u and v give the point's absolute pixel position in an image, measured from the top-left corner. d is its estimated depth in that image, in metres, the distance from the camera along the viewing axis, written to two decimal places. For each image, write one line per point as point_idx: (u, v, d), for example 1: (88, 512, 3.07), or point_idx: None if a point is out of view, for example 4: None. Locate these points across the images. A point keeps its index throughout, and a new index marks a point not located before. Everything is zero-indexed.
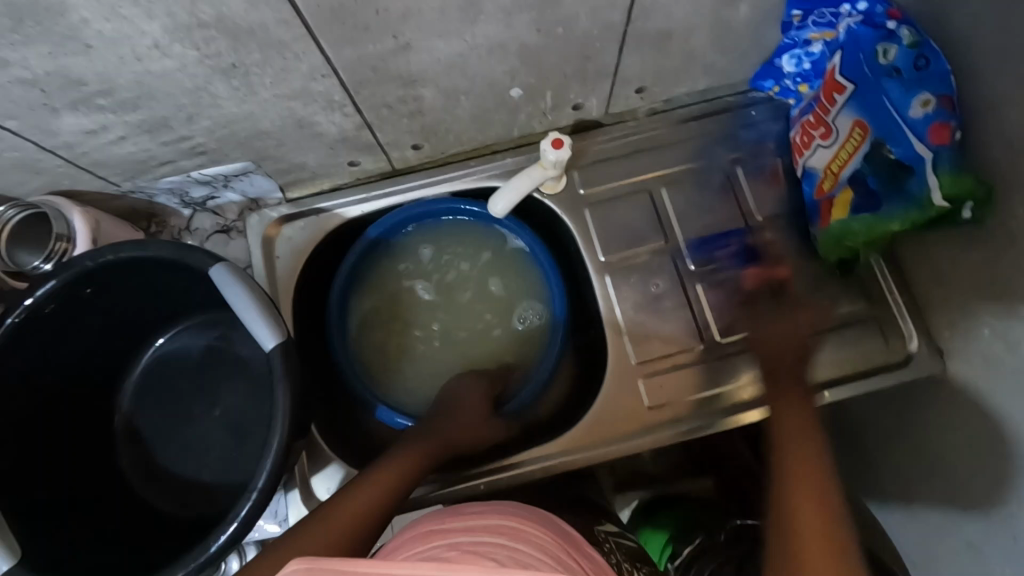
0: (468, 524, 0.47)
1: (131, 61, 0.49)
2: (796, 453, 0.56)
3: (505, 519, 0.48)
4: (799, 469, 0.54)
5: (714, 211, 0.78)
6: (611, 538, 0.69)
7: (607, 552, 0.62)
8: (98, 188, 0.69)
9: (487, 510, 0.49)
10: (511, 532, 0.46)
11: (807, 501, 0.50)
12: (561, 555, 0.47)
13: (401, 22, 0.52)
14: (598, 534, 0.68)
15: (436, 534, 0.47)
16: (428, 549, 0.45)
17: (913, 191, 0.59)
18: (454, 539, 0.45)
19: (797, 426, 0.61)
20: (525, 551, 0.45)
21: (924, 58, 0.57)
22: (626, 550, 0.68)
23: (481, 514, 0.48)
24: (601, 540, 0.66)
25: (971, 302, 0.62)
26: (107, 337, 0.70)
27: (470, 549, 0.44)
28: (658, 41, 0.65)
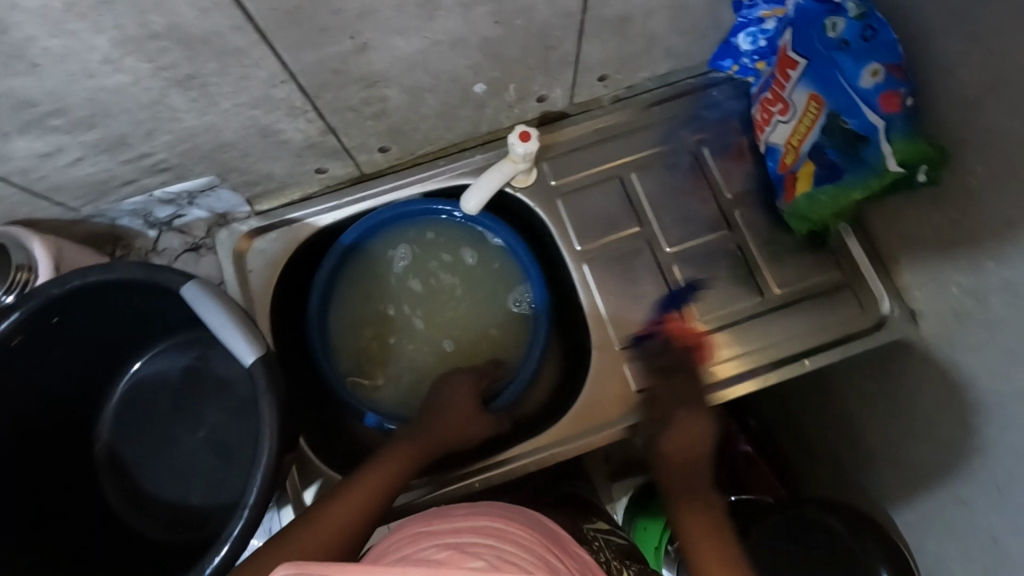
0: (457, 526, 0.47)
1: (82, 78, 0.48)
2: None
3: (492, 521, 0.48)
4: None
5: (684, 191, 0.80)
6: (599, 537, 0.69)
7: (595, 551, 0.62)
8: (57, 214, 0.67)
9: (474, 512, 0.49)
10: (499, 533, 0.46)
11: None
12: (548, 556, 0.47)
13: (359, 22, 0.51)
14: (586, 532, 0.68)
15: (423, 536, 0.47)
16: (416, 551, 0.45)
17: (870, 159, 0.60)
18: (444, 540, 0.45)
19: (708, 549, 0.55)
20: (513, 552, 0.45)
21: (870, 28, 0.59)
22: (614, 547, 0.69)
23: (468, 516, 0.48)
24: (590, 539, 0.66)
25: (941, 260, 0.64)
26: (80, 366, 0.68)
27: (459, 551, 0.43)
28: (617, 27, 0.65)
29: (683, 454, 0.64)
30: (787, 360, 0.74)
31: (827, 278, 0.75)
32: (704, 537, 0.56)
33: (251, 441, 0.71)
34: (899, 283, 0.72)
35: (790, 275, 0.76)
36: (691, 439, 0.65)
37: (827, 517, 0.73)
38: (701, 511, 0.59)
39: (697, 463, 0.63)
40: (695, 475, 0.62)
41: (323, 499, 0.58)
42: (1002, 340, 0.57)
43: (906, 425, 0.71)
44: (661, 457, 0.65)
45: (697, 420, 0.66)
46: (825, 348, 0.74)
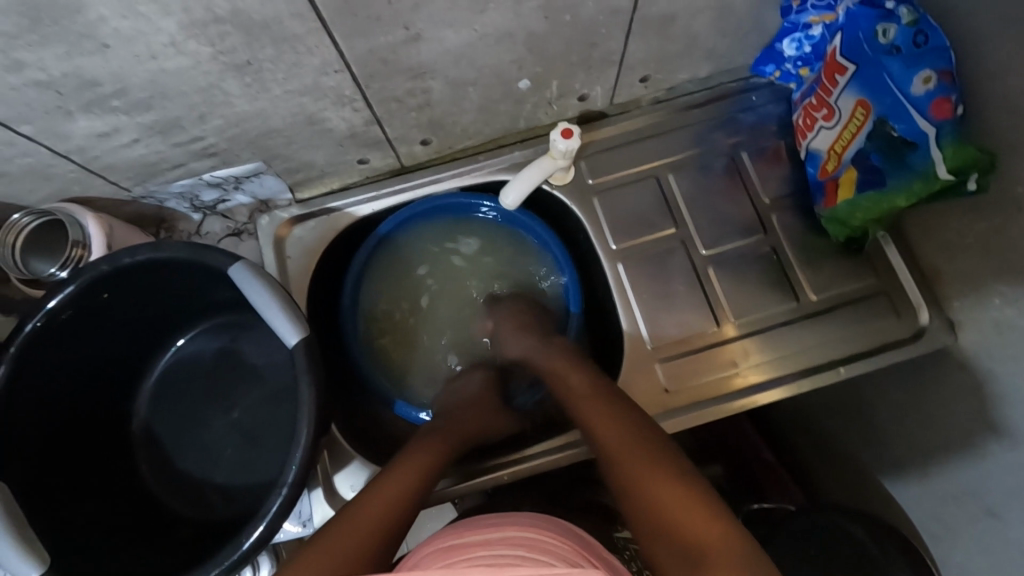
0: (487, 536, 0.49)
1: (146, 59, 0.49)
2: (637, 468, 0.52)
3: (524, 530, 0.49)
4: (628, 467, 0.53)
5: (720, 193, 0.79)
6: (632, 548, 0.69)
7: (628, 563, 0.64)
8: (109, 194, 0.69)
9: (503, 522, 0.50)
10: (530, 543, 0.48)
11: (657, 491, 0.49)
12: (581, 560, 0.48)
13: (413, 12, 0.52)
14: (616, 543, 0.69)
15: (456, 549, 0.49)
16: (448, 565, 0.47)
17: (917, 165, 0.60)
18: (474, 554, 0.47)
19: (626, 437, 0.56)
20: (544, 559, 0.46)
21: (923, 34, 0.58)
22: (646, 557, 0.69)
23: (499, 526, 0.50)
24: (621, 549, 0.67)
25: (982, 271, 0.63)
26: (122, 343, 0.70)
27: (487, 562, 0.45)
28: (662, 26, 0.66)
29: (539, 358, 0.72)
30: (820, 367, 0.74)
31: (863, 287, 0.75)
32: (624, 433, 0.57)
33: (285, 424, 0.72)
34: (940, 294, 0.71)
35: (824, 281, 0.75)
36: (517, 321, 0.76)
37: (853, 527, 0.73)
38: (611, 410, 0.60)
39: (586, 377, 0.66)
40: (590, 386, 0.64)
41: (359, 491, 0.59)
42: None
43: (939, 438, 0.70)
44: (558, 387, 0.67)
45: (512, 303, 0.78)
46: (858, 357, 0.73)
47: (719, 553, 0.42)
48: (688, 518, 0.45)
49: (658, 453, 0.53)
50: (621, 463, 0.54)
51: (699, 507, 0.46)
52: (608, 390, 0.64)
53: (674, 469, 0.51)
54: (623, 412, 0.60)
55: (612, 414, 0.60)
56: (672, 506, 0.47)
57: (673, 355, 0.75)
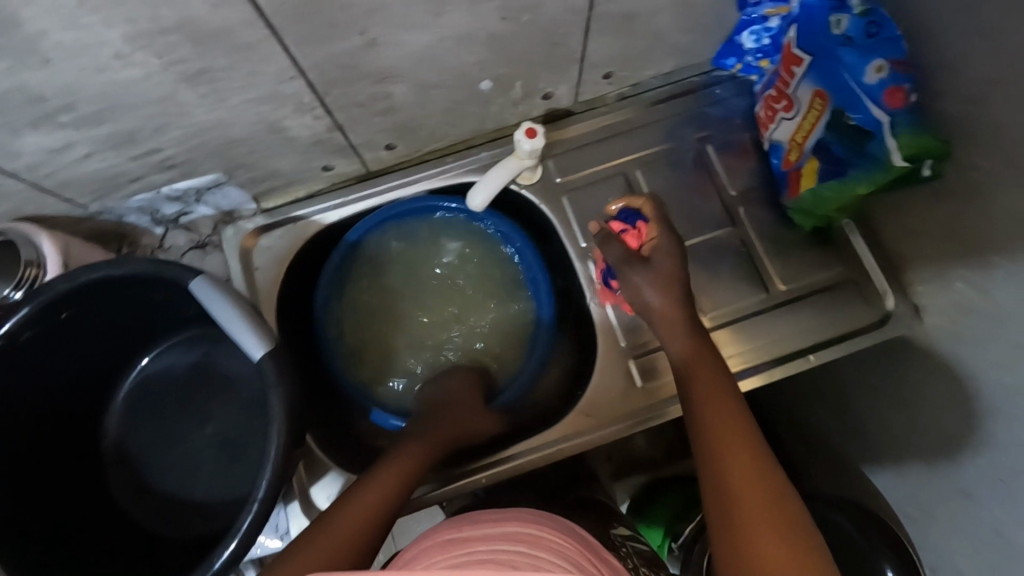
0: (487, 532, 0.48)
1: (94, 72, 0.48)
2: (730, 452, 0.50)
3: (524, 527, 0.48)
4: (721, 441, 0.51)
5: (688, 188, 0.80)
6: (628, 544, 0.69)
7: (622, 558, 0.63)
8: (65, 211, 0.67)
9: (503, 518, 0.49)
10: (531, 540, 0.47)
11: (741, 483, 0.47)
12: (578, 560, 0.48)
13: (368, 17, 0.51)
14: (614, 540, 0.68)
15: (453, 543, 0.47)
16: (448, 560, 0.45)
17: (875, 153, 0.60)
18: (474, 548, 0.45)
19: (729, 416, 0.53)
20: (547, 559, 0.45)
21: (875, 25, 0.59)
22: (639, 552, 0.69)
23: (496, 522, 0.49)
24: (618, 545, 0.67)
25: (944, 255, 0.64)
26: (87, 363, 0.68)
27: (488, 558, 0.44)
28: (623, 23, 0.66)
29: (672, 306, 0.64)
30: (791, 355, 0.75)
31: (831, 276, 0.76)
32: (718, 410, 0.54)
33: (260, 436, 0.71)
34: (904, 280, 0.72)
35: (792, 270, 0.76)
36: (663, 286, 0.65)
37: (832, 514, 0.74)
38: (713, 382, 0.57)
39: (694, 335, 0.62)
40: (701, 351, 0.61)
41: (334, 503, 0.57)
42: (1004, 333, 0.58)
43: (910, 419, 0.71)
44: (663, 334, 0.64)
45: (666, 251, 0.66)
46: (827, 344, 0.75)
47: (778, 557, 0.42)
48: (763, 520, 0.44)
49: (754, 446, 0.51)
50: (713, 437, 0.52)
51: (777, 513, 0.45)
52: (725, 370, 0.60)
53: (765, 472, 0.48)
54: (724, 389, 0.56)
55: (716, 388, 0.57)
56: (750, 501, 0.46)
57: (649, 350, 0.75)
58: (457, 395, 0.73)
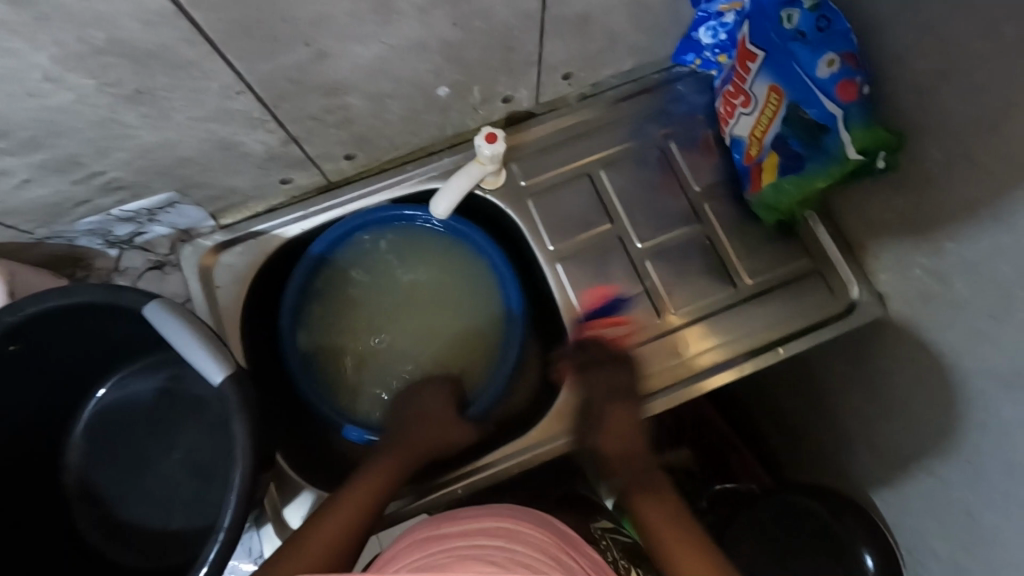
0: (465, 528, 0.50)
1: (25, 97, 0.46)
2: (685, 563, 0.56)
3: (502, 522, 0.50)
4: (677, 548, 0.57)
5: (652, 186, 0.80)
6: (608, 536, 0.71)
7: (602, 551, 0.65)
8: (10, 238, 0.65)
9: (482, 514, 0.51)
10: (508, 534, 0.49)
11: None
12: (557, 554, 0.49)
13: (312, 29, 0.50)
14: (594, 534, 0.70)
15: (434, 540, 0.49)
16: (424, 556, 0.47)
17: (830, 147, 0.61)
18: (452, 544, 0.47)
19: (673, 536, 0.58)
20: (521, 552, 0.47)
21: (824, 19, 0.59)
22: (625, 547, 0.70)
23: (476, 519, 0.51)
24: (598, 538, 0.69)
25: (903, 242, 0.65)
26: (42, 395, 0.66)
27: (467, 553, 0.46)
28: (577, 25, 0.65)
29: (619, 462, 0.67)
30: (762, 348, 0.75)
31: (796, 266, 0.76)
32: (660, 511, 0.61)
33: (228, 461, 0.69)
34: (868, 268, 0.73)
35: (757, 262, 0.77)
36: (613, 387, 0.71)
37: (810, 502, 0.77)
38: (662, 512, 0.61)
39: (640, 469, 0.66)
40: (638, 466, 0.66)
41: (307, 520, 0.57)
42: (963, 319, 0.59)
43: (880, 403, 0.72)
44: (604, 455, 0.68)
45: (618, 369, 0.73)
46: (796, 337, 0.74)
47: None
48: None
49: (702, 559, 0.56)
50: (665, 555, 0.57)
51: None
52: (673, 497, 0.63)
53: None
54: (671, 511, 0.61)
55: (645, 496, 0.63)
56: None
57: (620, 350, 0.75)
58: (432, 405, 0.72)
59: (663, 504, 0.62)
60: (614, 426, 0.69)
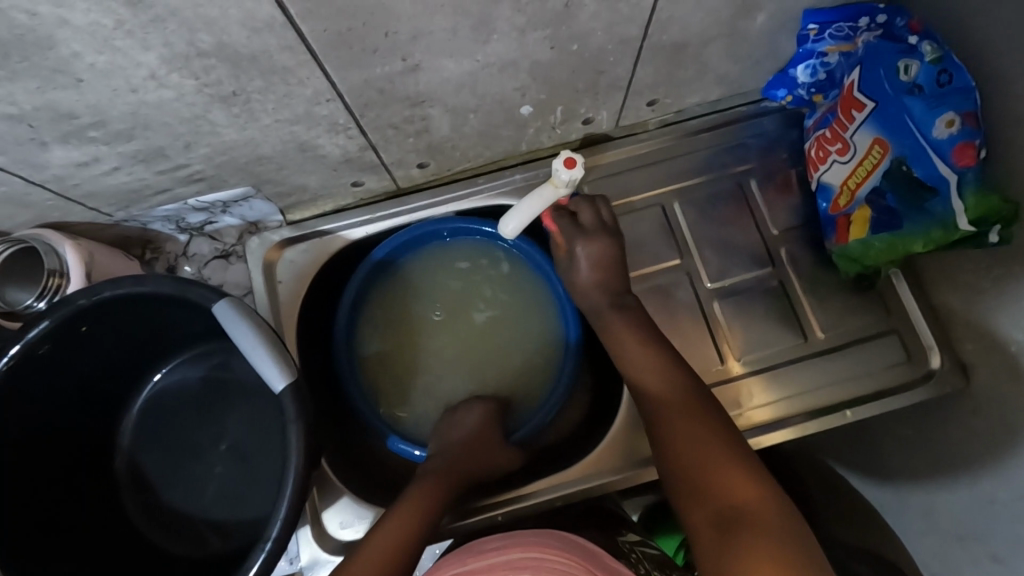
0: (494, 561, 0.51)
1: (125, 93, 0.46)
2: (661, 405, 0.61)
3: (528, 551, 0.51)
4: (652, 385, 0.63)
5: (726, 222, 0.77)
6: (637, 549, 0.67)
7: (634, 564, 0.61)
8: (90, 219, 0.66)
9: (506, 544, 0.52)
10: (536, 564, 0.50)
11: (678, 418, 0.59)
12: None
13: (411, 44, 0.49)
14: (623, 546, 0.66)
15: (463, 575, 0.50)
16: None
17: (936, 211, 0.57)
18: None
19: (693, 446, 0.56)
20: None
21: (947, 73, 0.56)
22: (651, 558, 0.67)
23: (501, 548, 0.52)
24: (627, 551, 0.65)
25: (998, 313, 0.61)
26: (103, 375, 0.67)
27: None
28: (673, 53, 0.62)
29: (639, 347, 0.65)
30: (827, 409, 0.71)
31: (872, 324, 0.72)
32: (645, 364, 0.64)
33: (276, 459, 0.70)
34: (952, 335, 0.69)
35: (830, 315, 0.73)
36: (601, 260, 0.70)
37: None
38: (700, 434, 0.57)
39: (679, 400, 0.60)
40: (686, 402, 0.60)
41: (357, 544, 0.58)
42: None
43: (946, 478, 0.68)
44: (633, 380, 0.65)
45: (601, 237, 0.70)
46: (866, 400, 0.70)
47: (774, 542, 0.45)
48: (760, 525, 0.47)
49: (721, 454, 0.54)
50: (687, 464, 0.55)
51: (721, 522, 0.49)
52: (722, 425, 0.57)
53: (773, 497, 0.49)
54: (707, 429, 0.57)
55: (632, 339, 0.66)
56: (751, 512, 0.48)
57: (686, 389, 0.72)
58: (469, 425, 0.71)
59: (701, 426, 0.57)
60: (591, 254, 0.70)
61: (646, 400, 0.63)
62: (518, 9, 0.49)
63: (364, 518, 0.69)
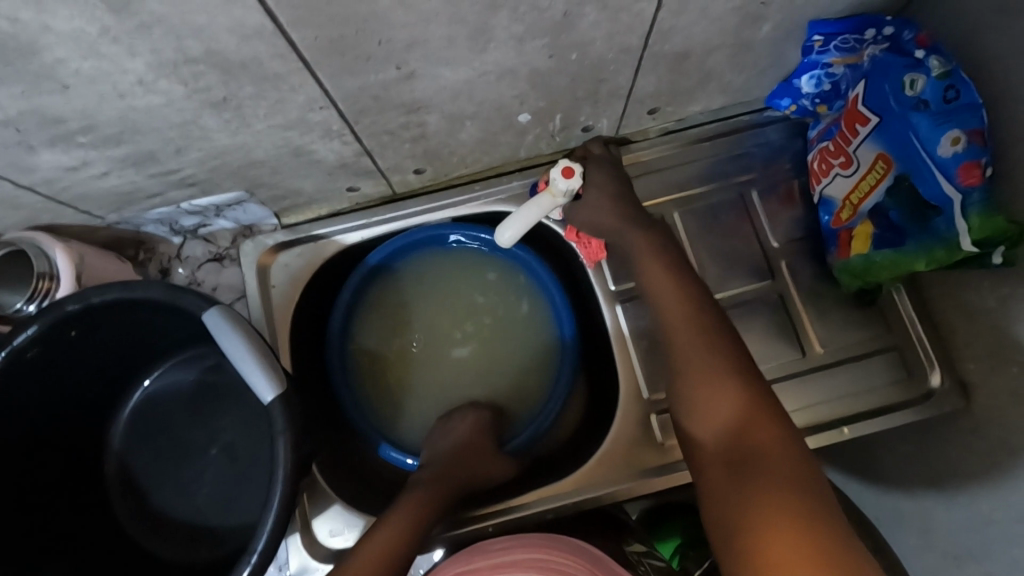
0: (498, 561, 0.53)
1: (113, 98, 0.45)
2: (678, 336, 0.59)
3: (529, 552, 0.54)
4: (669, 310, 0.61)
5: (726, 233, 0.75)
6: (644, 560, 0.68)
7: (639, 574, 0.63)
8: (81, 221, 0.65)
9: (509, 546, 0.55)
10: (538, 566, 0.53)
11: (697, 355, 0.56)
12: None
13: (406, 52, 0.48)
14: (631, 556, 0.67)
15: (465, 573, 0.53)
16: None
17: (940, 230, 0.56)
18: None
19: (711, 382, 0.54)
20: None
21: (953, 89, 0.55)
22: (658, 569, 0.68)
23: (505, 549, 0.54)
24: (636, 564, 0.66)
25: (1001, 332, 0.60)
26: (93, 380, 0.66)
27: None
28: (675, 63, 0.61)
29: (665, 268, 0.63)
30: (824, 425, 0.69)
31: (873, 338, 0.71)
32: (664, 293, 0.61)
33: (267, 465, 0.69)
34: (952, 353, 0.68)
35: (829, 329, 0.72)
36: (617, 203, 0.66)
37: None
38: (720, 382, 0.54)
39: (699, 333, 0.58)
40: (709, 346, 0.56)
41: (348, 550, 0.57)
42: None
43: (942, 496, 0.67)
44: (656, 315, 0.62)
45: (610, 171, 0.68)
46: (865, 416, 0.69)
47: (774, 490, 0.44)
48: (775, 468, 0.45)
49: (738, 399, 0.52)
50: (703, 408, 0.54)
51: (736, 462, 0.48)
52: (745, 360, 0.55)
53: (788, 438, 0.48)
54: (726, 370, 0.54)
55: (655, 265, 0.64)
56: (767, 452, 0.47)
57: None
58: (462, 427, 0.71)
59: (722, 361, 0.55)
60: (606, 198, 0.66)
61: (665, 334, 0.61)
62: (515, 18, 0.48)
63: (353, 526, 0.68)
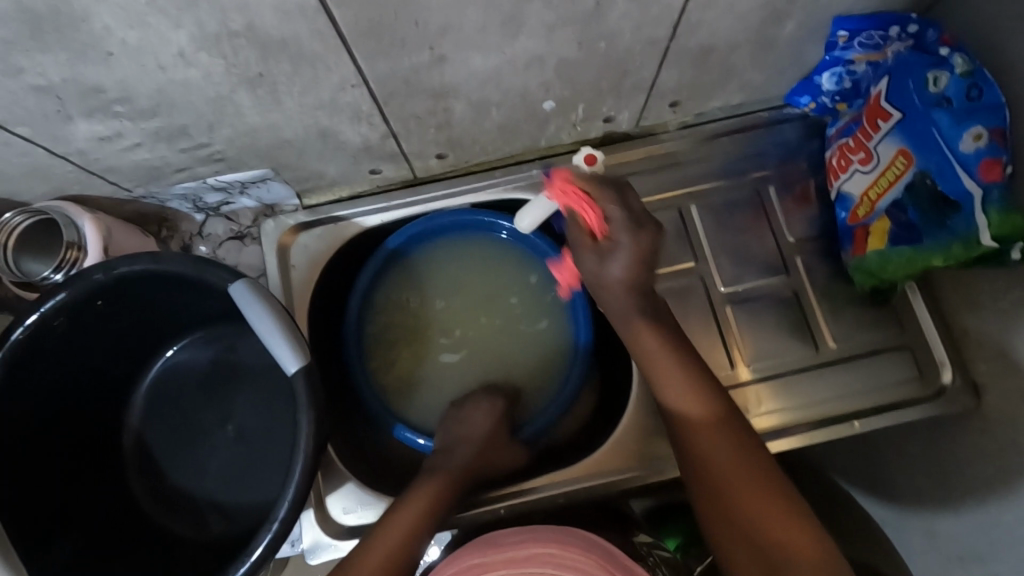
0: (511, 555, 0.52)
1: (153, 70, 0.46)
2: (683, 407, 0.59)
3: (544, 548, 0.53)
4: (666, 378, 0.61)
5: (742, 228, 0.76)
6: (653, 552, 0.69)
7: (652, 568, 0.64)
8: (109, 193, 0.66)
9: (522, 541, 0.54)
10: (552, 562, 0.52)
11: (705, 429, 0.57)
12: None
13: (440, 35, 0.49)
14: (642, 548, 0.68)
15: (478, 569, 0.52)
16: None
17: (957, 227, 0.57)
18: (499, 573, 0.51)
19: (731, 470, 0.54)
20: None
21: (976, 87, 0.56)
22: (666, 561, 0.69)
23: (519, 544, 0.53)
24: (644, 554, 0.66)
25: (1014, 331, 0.60)
26: (115, 352, 0.67)
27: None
28: (699, 57, 0.62)
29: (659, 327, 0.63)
30: (835, 420, 0.70)
31: (887, 336, 0.72)
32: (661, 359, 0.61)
33: (282, 444, 0.70)
34: (963, 354, 0.68)
35: (841, 327, 0.73)
36: (639, 256, 0.63)
37: None
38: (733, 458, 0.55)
39: (701, 404, 0.59)
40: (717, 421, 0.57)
41: (369, 531, 0.59)
42: None
43: (948, 495, 0.68)
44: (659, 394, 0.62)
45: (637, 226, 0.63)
46: (878, 412, 0.70)
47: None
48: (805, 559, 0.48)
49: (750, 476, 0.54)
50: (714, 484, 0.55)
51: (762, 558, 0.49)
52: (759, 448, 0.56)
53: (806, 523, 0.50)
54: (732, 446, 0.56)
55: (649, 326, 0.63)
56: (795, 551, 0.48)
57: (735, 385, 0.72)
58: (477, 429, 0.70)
59: (728, 437, 0.56)
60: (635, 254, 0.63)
61: (676, 426, 0.60)
62: (549, 5, 0.48)
63: (367, 505, 0.69)
